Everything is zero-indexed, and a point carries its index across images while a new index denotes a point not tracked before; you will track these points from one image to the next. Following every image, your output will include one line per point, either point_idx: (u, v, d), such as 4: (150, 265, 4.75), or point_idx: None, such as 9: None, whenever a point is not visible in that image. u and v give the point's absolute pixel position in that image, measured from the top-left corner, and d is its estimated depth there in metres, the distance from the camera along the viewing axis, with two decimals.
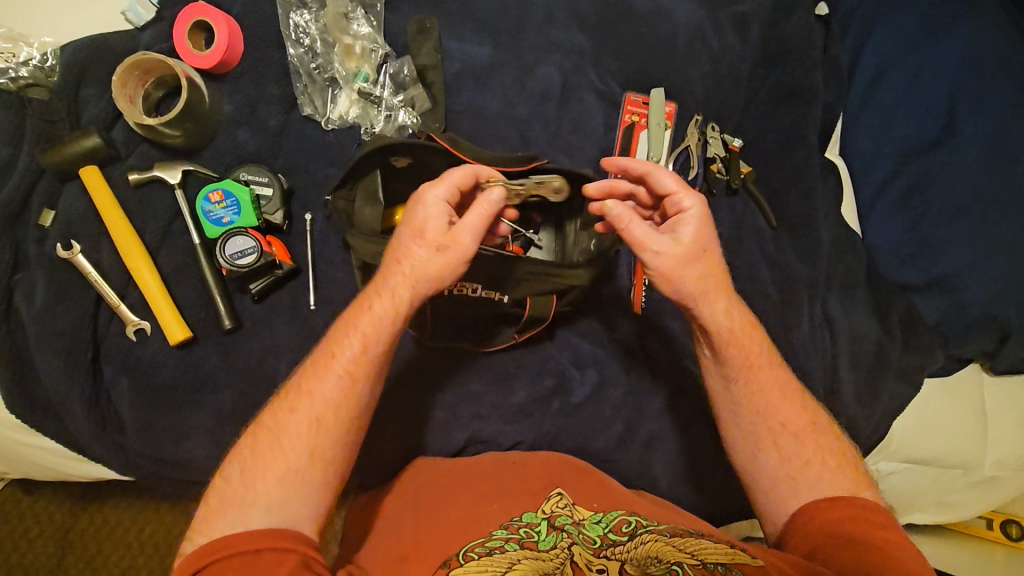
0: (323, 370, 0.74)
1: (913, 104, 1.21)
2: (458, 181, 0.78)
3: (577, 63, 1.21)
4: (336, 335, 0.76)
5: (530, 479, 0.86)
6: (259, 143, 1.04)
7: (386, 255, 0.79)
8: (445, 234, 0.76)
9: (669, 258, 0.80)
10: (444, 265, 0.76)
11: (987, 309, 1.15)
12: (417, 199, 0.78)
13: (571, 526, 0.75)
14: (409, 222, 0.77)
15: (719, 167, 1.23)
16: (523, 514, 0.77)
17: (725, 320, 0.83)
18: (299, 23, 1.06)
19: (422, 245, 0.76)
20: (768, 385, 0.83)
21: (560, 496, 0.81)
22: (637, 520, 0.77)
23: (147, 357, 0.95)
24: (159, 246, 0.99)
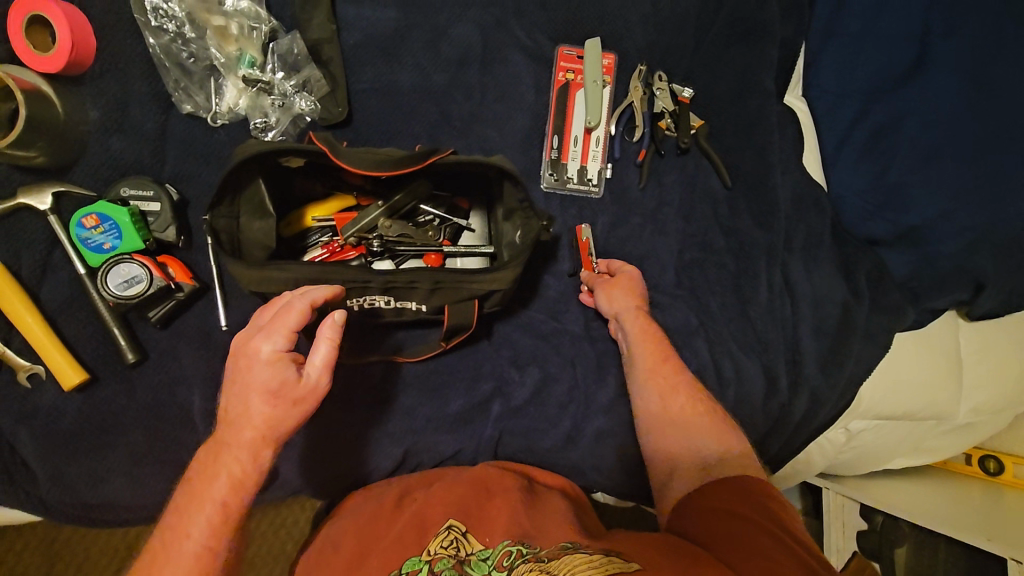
0: (191, 510, 0.67)
1: (882, 33, 1.06)
2: (286, 320, 0.68)
3: (499, 17, 1.07)
4: (184, 510, 0.67)
5: (427, 512, 0.80)
6: (136, 151, 0.92)
7: (223, 416, 0.71)
8: (287, 381, 0.68)
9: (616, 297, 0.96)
10: (293, 414, 0.69)
11: (959, 263, 1.05)
12: (246, 348, 0.69)
13: (452, 568, 0.70)
14: (241, 376, 0.69)
15: (668, 123, 1.10)
16: (404, 562, 0.72)
17: (642, 331, 0.93)
18: (157, 4, 0.91)
19: (261, 398, 0.68)
20: (663, 372, 0.90)
21: (450, 530, 0.75)
22: (518, 548, 0.70)
23: (47, 403, 0.89)
24: (40, 281, 0.89)
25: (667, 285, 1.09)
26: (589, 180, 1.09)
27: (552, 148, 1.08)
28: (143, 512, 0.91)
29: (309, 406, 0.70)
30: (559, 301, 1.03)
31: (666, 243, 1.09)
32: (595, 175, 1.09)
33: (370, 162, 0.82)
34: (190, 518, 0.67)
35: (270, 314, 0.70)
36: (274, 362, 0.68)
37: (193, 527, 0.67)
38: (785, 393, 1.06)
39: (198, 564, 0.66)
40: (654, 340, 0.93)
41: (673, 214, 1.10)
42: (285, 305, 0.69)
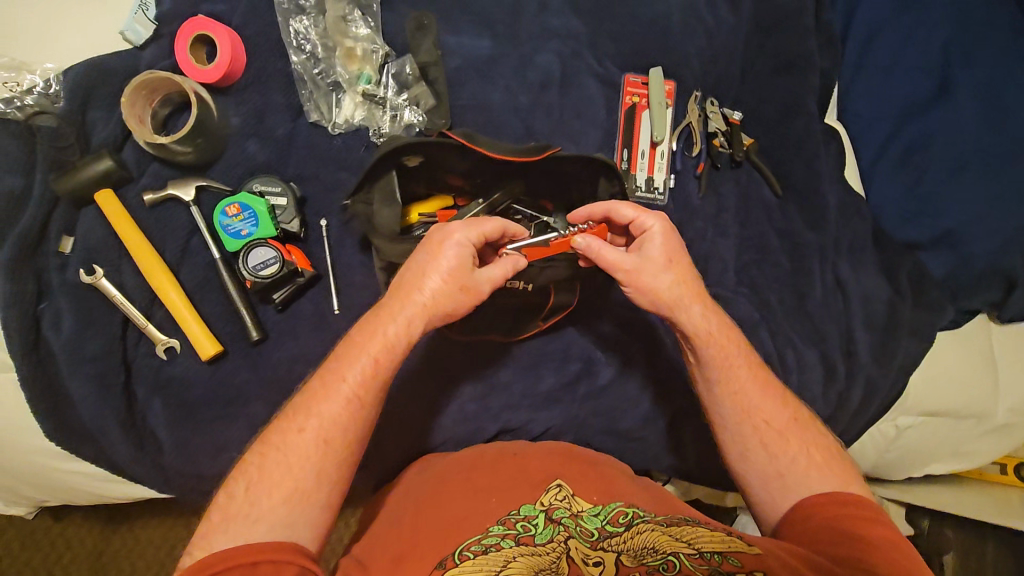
0: (351, 362, 0.75)
1: (907, 66, 1.23)
2: (480, 225, 0.80)
3: (575, 49, 1.22)
4: (346, 357, 0.76)
5: (531, 469, 0.87)
6: (268, 153, 1.05)
7: (400, 280, 0.79)
8: (463, 268, 0.78)
9: (646, 277, 0.86)
10: (455, 301, 0.79)
11: (992, 262, 1.18)
12: (440, 229, 0.80)
13: (569, 519, 0.78)
14: (429, 252, 0.79)
15: (721, 141, 1.24)
16: (520, 506, 0.79)
17: (711, 335, 0.88)
18: (298, 29, 1.06)
19: (438, 277, 0.78)
20: (749, 380, 0.87)
21: (560, 488, 0.82)
22: (634, 511, 0.78)
23: (180, 373, 0.97)
24: (180, 263, 0.99)
25: (729, 283, 1.20)
26: (655, 189, 1.22)
27: (622, 160, 1.22)
28: None
29: (468, 303, 0.80)
30: None
31: (727, 244, 1.21)
32: (661, 184, 1.22)
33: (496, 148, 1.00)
34: (351, 364, 0.75)
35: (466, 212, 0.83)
36: (461, 251, 0.78)
37: (352, 373, 0.75)
38: (843, 380, 1.15)
39: (349, 407, 0.74)
40: (728, 343, 0.88)
41: (730, 219, 1.23)
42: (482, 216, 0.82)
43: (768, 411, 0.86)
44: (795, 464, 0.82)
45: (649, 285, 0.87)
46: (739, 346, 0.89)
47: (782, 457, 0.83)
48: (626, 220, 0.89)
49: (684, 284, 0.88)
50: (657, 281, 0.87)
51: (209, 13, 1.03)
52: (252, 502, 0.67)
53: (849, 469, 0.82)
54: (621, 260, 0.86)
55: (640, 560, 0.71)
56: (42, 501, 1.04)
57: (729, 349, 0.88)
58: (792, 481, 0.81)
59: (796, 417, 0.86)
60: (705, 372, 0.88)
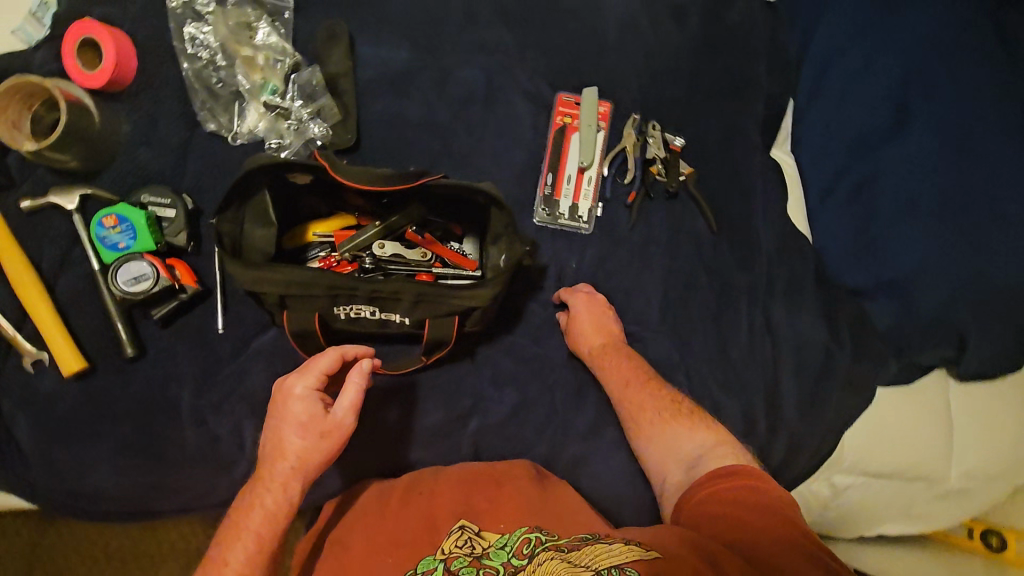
0: (233, 536, 0.78)
1: (863, 95, 1.13)
2: (320, 366, 0.84)
3: (502, 64, 1.16)
4: (230, 533, 0.78)
5: (439, 508, 0.85)
6: (160, 163, 1.01)
7: (266, 450, 0.83)
8: (315, 417, 0.82)
9: (579, 327, 1.03)
10: (324, 449, 0.82)
11: (937, 315, 1.06)
12: (284, 389, 0.84)
13: (468, 566, 0.76)
14: (279, 415, 0.83)
15: (659, 168, 1.15)
16: (418, 564, 0.78)
17: (609, 363, 1.01)
18: (195, 34, 1.02)
19: (296, 433, 0.81)
20: (639, 392, 0.98)
21: (461, 530, 0.81)
22: (537, 536, 0.79)
23: (46, 388, 0.94)
24: (57, 273, 0.96)
25: (652, 321, 1.11)
26: (580, 217, 1.15)
27: (545, 185, 1.15)
28: (127, 502, 0.95)
29: (335, 442, 0.82)
30: (543, 327, 1.08)
31: (652, 279, 1.13)
32: (585, 213, 1.15)
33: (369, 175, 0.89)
34: (230, 546, 0.77)
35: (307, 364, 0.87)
36: (310, 398, 0.83)
37: (234, 552, 0.76)
38: (764, 435, 1.07)
39: None
40: (635, 379, 1.00)
41: (659, 252, 1.14)
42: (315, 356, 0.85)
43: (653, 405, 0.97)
44: (703, 460, 0.90)
45: (584, 339, 1.02)
46: (640, 376, 1.00)
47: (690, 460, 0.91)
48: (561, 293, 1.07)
49: (606, 318, 1.05)
50: (587, 334, 1.02)
51: (103, 16, 0.99)
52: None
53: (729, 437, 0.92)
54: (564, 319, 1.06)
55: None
56: None
57: (640, 381, 0.99)
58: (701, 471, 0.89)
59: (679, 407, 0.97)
60: (619, 402, 0.99)
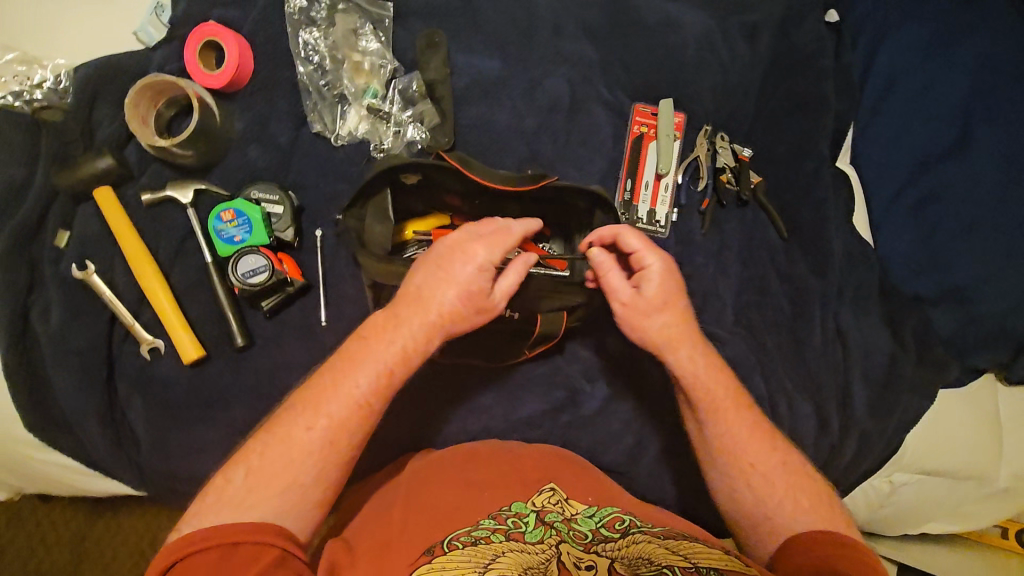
0: (371, 359, 0.76)
1: (926, 115, 1.20)
2: (506, 241, 0.79)
3: (586, 75, 1.22)
4: (356, 361, 0.76)
5: (529, 470, 0.91)
6: (270, 160, 1.05)
7: (415, 282, 0.80)
8: (482, 289, 0.78)
9: (636, 316, 0.87)
10: (466, 321, 0.80)
11: (1001, 324, 1.14)
12: (464, 246, 0.78)
13: (561, 523, 0.78)
14: (448, 265, 0.78)
15: (728, 177, 1.22)
16: (513, 504, 0.82)
17: (696, 372, 0.87)
18: (308, 40, 1.06)
19: (455, 296, 0.78)
20: (738, 423, 0.86)
21: (553, 491, 0.85)
22: (630, 520, 0.80)
23: (161, 375, 0.96)
24: (172, 264, 0.99)
25: (727, 323, 1.18)
26: (657, 222, 1.20)
27: (625, 191, 1.21)
28: None
29: (477, 320, 0.81)
30: None
31: (727, 283, 1.19)
32: (663, 218, 1.21)
33: (494, 177, 0.97)
34: (363, 370, 0.75)
35: (493, 228, 0.81)
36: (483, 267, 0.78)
37: (358, 379, 0.75)
38: (836, 434, 1.12)
39: (355, 413, 0.74)
40: (720, 392, 0.87)
41: (732, 257, 1.20)
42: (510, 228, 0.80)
43: (745, 441, 0.85)
44: (801, 514, 0.80)
45: (655, 322, 0.87)
46: (733, 392, 0.88)
47: (778, 509, 0.81)
48: (631, 251, 0.87)
49: (671, 320, 0.88)
50: (656, 327, 0.87)
51: (220, 18, 1.03)
52: (245, 495, 0.68)
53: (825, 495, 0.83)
54: (619, 292, 0.87)
55: (635, 566, 0.70)
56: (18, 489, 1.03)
57: (715, 398, 0.87)
58: (796, 532, 0.78)
59: (776, 453, 0.85)
60: (710, 418, 0.87)
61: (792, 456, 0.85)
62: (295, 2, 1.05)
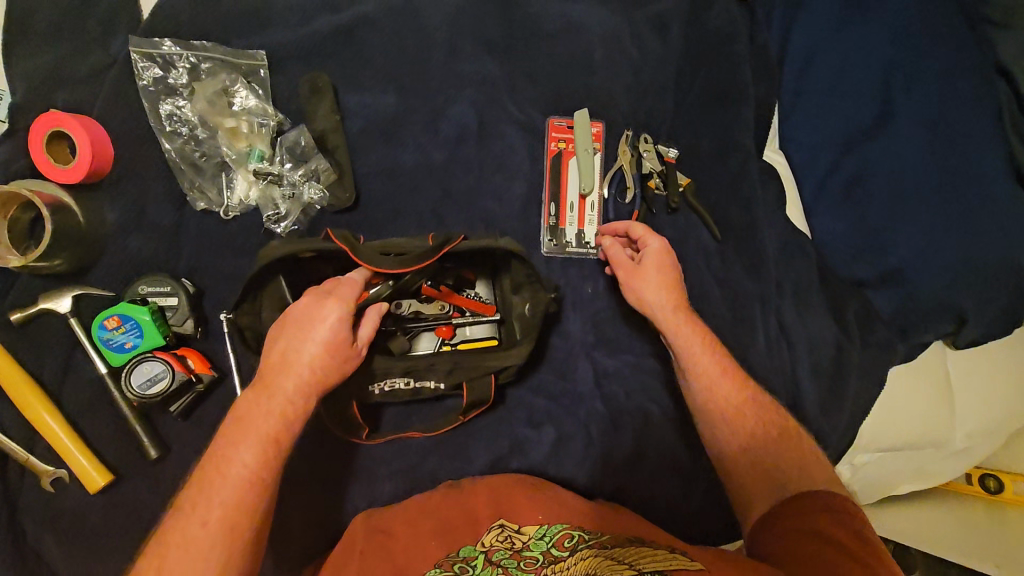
0: (249, 431, 0.70)
1: (849, 90, 1.14)
2: (354, 291, 0.77)
3: (492, 95, 1.13)
4: (233, 439, 0.69)
5: (477, 508, 0.87)
6: (153, 248, 0.95)
7: (270, 352, 0.74)
8: (345, 340, 0.75)
9: (635, 279, 0.98)
10: (339, 373, 0.76)
11: (940, 299, 1.10)
12: (317, 306, 0.75)
13: (508, 559, 0.77)
14: (303, 327, 0.74)
15: (657, 182, 1.17)
16: (460, 548, 0.79)
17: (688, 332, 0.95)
18: (172, 111, 0.96)
19: (320, 348, 0.73)
20: (725, 376, 0.92)
21: (501, 527, 0.81)
22: (578, 534, 0.79)
23: (71, 505, 0.89)
24: (62, 383, 0.90)
25: None
26: (586, 243, 1.14)
27: (550, 216, 1.13)
28: None
29: (350, 367, 0.76)
30: (567, 360, 1.09)
31: None
32: (592, 237, 1.14)
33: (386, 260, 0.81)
34: (241, 445, 0.69)
35: (333, 284, 0.78)
36: (337, 317, 0.74)
37: (240, 455, 0.69)
38: None
39: (247, 487, 0.67)
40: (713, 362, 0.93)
41: None
42: (345, 280, 0.78)
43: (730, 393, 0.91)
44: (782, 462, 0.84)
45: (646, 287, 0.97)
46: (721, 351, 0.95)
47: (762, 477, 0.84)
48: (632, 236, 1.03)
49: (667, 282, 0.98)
50: (650, 288, 0.97)
51: (67, 102, 0.92)
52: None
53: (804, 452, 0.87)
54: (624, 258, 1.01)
55: None
56: None
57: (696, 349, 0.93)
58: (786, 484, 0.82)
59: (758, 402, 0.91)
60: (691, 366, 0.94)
61: (789, 426, 0.89)
62: (150, 72, 0.95)
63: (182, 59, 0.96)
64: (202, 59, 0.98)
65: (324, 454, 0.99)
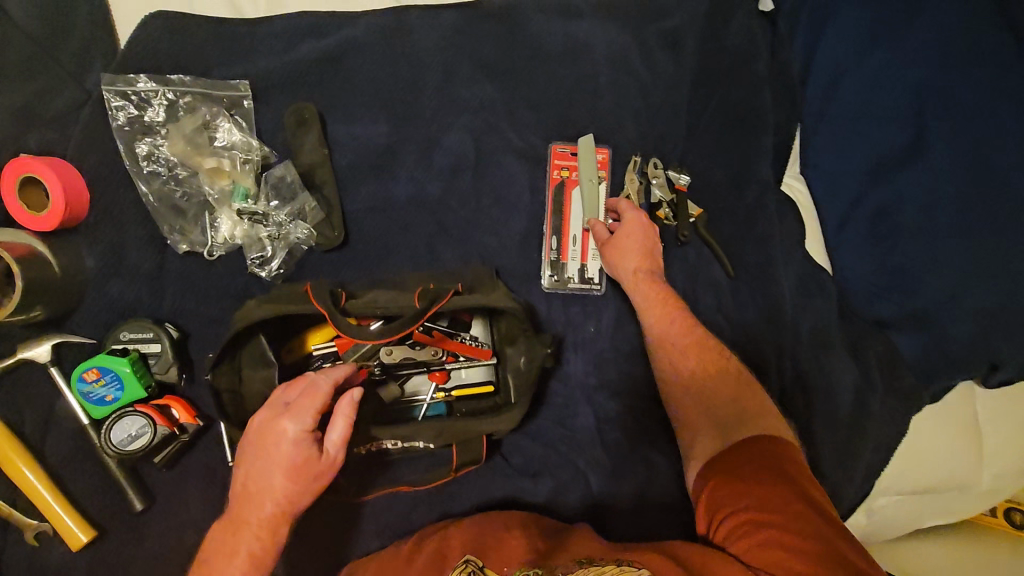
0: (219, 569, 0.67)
1: (878, 116, 1.05)
2: (312, 401, 0.69)
3: (490, 122, 1.06)
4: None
5: (450, 546, 0.82)
6: (135, 292, 0.92)
7: (240, 476, 0.70)
8: (309, 459, 0.69)
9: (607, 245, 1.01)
10: (312, 490, 0.70)
11: (972, 346, 1.04)
12: (271, 427, 0.69)
13: None
14: (262, 453, 0.69)
15: (667, 212, 1.08)
16: None
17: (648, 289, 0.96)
18: (150, 150, 0.91)
19: (284, 473, 0.68)
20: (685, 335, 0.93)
21: (466, 565, 0.76)
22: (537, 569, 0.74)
23: (53, 560, 0.87)
24: (43, 435, 0.88)
25: None
26: (590, 278, 1.08)
27: (551, 251, 1.07)
28: None
29: (324, 481, 0.71)
30: (567, 404, 1.04)
31: None
32: (596, 273, 1.08)
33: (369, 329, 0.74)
34: None
35: (296, 391, 0.71)
36: (298, 437, 0.68)
37: None
38: None
39: None
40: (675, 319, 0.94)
41: None
42: (308, 384, 0.71)
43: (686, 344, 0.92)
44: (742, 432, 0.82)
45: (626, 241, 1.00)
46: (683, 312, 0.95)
47: (703, 433, 0.85)
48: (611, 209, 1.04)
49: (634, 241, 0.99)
50: (618, 250, 0.99)
51: (40, 142, 0.89)
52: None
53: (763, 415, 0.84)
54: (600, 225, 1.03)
55: None
56: None
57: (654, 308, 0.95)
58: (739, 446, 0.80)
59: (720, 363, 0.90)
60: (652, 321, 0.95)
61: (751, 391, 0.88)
62: (125, 110, 0.90)
63: (159, 94, 0.92)
64: (180, 94, 0.93)
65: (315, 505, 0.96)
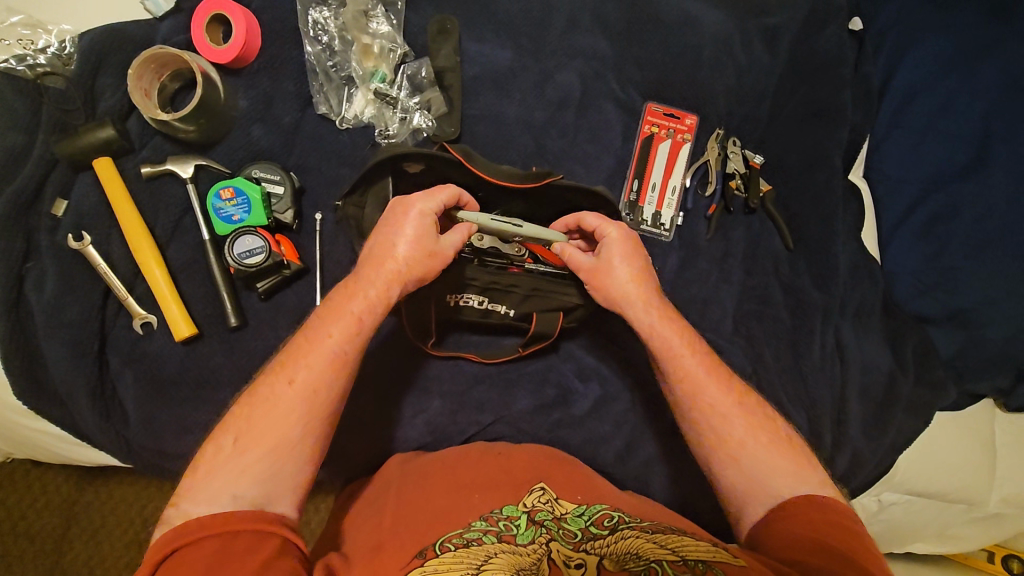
0: (340, 308, 0.78)
1: (947, 131, 1.16)
2: (439, 193, 0.83)
3: (599, 70, 1.19)
4: (327, 316, 0.77)
5: (518, 469, 0.89)
6: (272, 139, 1.04)
7: (370, 242, 0.83)
8: (428, 234, 0.81)
9: (606, 277, 0.90)
10: (424, 266, 0.81)
11: (1004, 349, 1.12)
12: (402, 201, 0.82)
13: (551, 522, 0.78)
14: (392, 220, 0.82)
15: (738, 184, 1.18)
16: (503, 505, 0.80)
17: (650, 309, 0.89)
18: (317, 20, 1.06)
19: (408, 240, 0.80)
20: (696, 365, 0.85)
21: (543, 491, 0.83)
22: (619, 516, 0.80)
23: (154, 350, 0.97)
24: (169, 240, 0.99)
25: (726, 332, 1.16)
26: (661, 225, 1.18)
27: (631, 191, 1.18)
28: None
29: (437, 263, 0.82)
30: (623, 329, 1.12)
31: (728, 292, 1.17)
32: (667, 221, 1.18)
33: (494, 171, 0.96)
34: (332, 323, 0.76)
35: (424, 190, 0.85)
36: (423, 214, 0.81)
37: (330, 331, 0.76)
38: (828, 449, 1.12)
39: (334, 361, 0.75)
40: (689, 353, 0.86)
41: (736, 265, 1.19)
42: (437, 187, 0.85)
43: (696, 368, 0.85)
44: (779, 475, 0.77)
45: (617, 287, 0.90)
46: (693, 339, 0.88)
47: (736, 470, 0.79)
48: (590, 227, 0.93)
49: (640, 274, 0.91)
50: (617, 282, 0.90)
51: None
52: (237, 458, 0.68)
53: (805, 464, 0.79)
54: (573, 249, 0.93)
55: (624, 564, 0.70)
56: (7, 452, 1.06)
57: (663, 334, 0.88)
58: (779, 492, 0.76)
59: (742, 403, 0.83)
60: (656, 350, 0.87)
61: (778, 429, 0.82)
62: None
63: None
64: None
65: (388, 364, 1.05)
